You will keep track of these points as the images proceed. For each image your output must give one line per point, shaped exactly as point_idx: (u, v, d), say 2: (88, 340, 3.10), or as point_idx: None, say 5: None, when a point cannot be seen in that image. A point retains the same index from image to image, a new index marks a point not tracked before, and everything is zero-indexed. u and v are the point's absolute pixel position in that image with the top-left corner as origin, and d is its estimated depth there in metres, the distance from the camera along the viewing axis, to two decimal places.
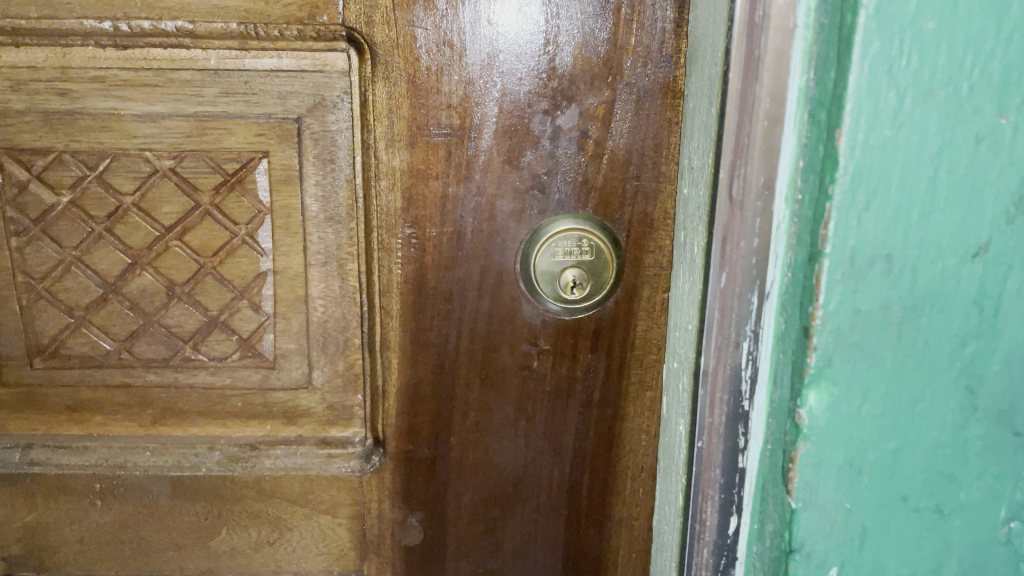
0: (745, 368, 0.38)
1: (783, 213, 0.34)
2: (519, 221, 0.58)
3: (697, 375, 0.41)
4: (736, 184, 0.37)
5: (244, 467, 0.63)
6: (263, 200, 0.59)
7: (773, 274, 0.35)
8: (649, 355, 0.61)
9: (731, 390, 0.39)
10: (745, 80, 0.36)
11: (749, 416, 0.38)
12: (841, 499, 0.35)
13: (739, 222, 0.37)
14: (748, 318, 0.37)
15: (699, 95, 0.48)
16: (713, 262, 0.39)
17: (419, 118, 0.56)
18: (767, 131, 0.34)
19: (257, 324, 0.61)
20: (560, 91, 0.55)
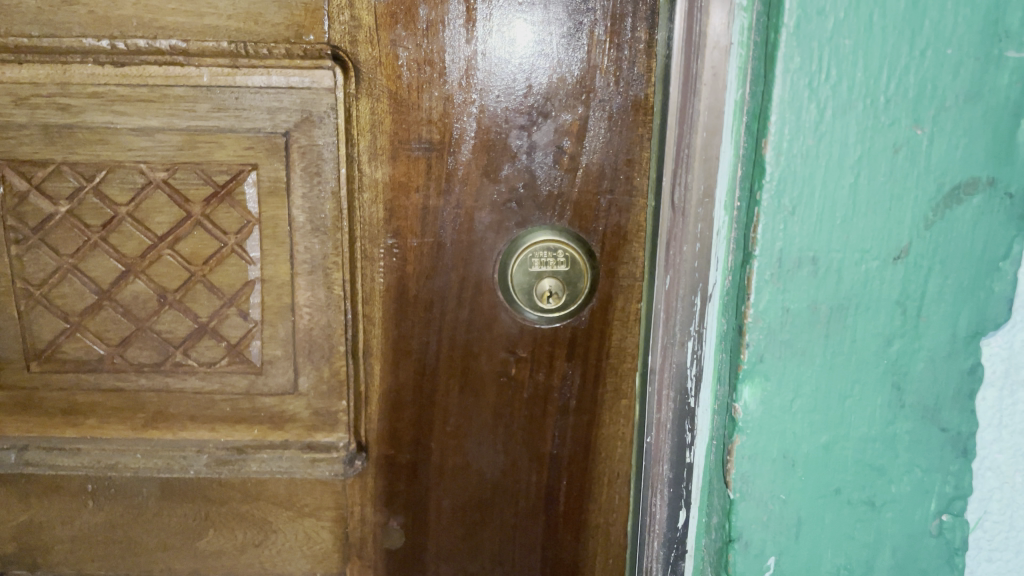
0: (691, 366, 0.42)
1: (723, 218, 0.38)
2: (498, 232, 0.60)
3: (653, 372, 0.46)
4: (685, 193, 0.41)
5: (231, 470, 0.65)
6: (252, 211, 0.61)
7: (714, 277, 0.39)
8: (624, 364, 0.62)
9: (678, 388, 0.43)
10: (692, 97, 0.40)
11: (695, 412, 0.42)
12: (776, 490, 0.38)
13: (687, 228, 0.41)
14: (692, 319, 0.41)
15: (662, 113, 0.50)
16: (666, 266, 0.43)
17: (400, 133, 0.59)
18: (709, 142, 0.38)
19: (245, 331, 0.64)
20: (536, 108, 0.58)
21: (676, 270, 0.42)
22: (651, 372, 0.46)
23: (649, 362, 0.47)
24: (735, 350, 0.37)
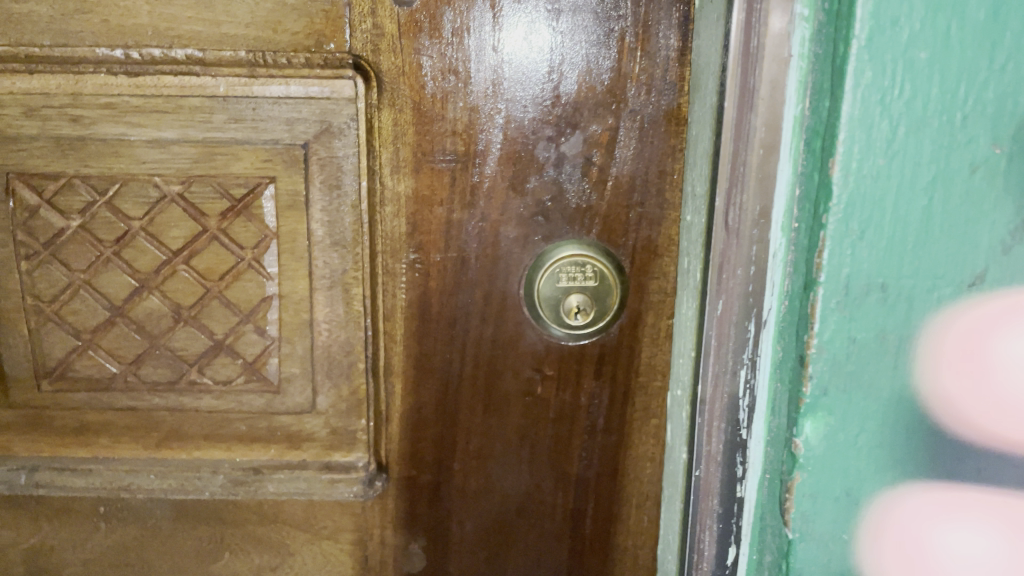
0: (743, 396, 0.40)
1: (779, 240, 0.36)
2: (524, 246, 0.58)
3: (697, 401, 0.43)
4: (733, 213, 0.38)
5: (247, 491, 0.63)
6: (269, 225, 0.59)
7: (769, 302, 0.37)
8: (654, 382, 0.60)
9: (729, 418, 0.41)
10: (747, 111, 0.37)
11: (747, 444, 0.40)
12: (837, 530, 0.37)
13: (736, 250, 0.38)
14: (745, 345, 0.39)
15: (706, 126, 0.47)
16: (712, 290, 0.41)
17: (424, 144, 0.57)
18: (763, 161, 0.36)
19: (261, 348, 0.62)
20: (564, 118, 0.56)
21: (724, 295, 0.40)
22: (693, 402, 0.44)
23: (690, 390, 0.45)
24: (795, 382, 0.36)
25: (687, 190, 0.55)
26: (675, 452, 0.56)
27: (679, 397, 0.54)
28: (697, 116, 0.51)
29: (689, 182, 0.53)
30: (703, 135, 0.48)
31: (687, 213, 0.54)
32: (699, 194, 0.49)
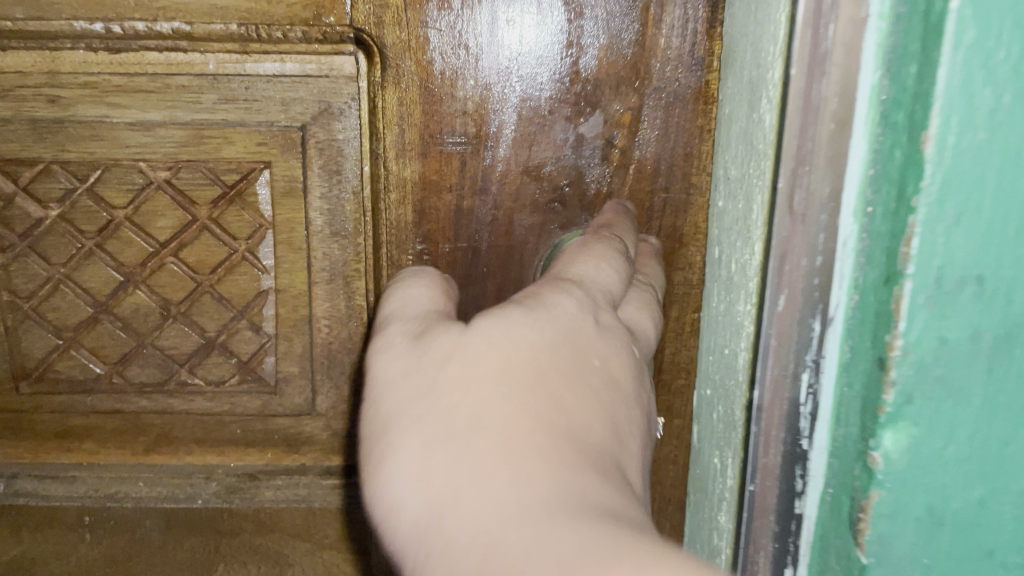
0: (805, 403, 0.34)
1: (850, 227, 0.31)
2: (539, 235, 0.54)
3: (752, 415, 0.38)
4: (800, 194, 0.34)
5: (242, 499, 0.60)
6: (264, 214, 0.55)
7: (837, 297, 0.32)
8: (677, 380, 0.57)
9: (789, 427, 0.35)
10: (817, 78, 0.32)
11: (808, 456, 0.35)
12: (919, 554, 0.31)
13: (800, 237, 0.34)
14: (808, 346, 0.34)
15: (755, 97, 0.42)
16: (772, 283, 0.36)
17: (431, 125, 0.52)
18: (837, 137, 0.31)
19: (257, 346, 0.58)
20: (583, 97, 0.51)
21: (786, 289, 0.35)
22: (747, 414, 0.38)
23: (744, 400, 0.40)
24: (873, 390, 0.30)
25: (718, 172, 0.50)
26: (707, 458, 0.51)
27: (716, 399, 0.49)
28: (735, 86, 0.46)
29: (723, 160, 0.48)
30: (747, 108, 0.43)
31: (718, 198, 0.50)
32: (741, 172, 0.44)
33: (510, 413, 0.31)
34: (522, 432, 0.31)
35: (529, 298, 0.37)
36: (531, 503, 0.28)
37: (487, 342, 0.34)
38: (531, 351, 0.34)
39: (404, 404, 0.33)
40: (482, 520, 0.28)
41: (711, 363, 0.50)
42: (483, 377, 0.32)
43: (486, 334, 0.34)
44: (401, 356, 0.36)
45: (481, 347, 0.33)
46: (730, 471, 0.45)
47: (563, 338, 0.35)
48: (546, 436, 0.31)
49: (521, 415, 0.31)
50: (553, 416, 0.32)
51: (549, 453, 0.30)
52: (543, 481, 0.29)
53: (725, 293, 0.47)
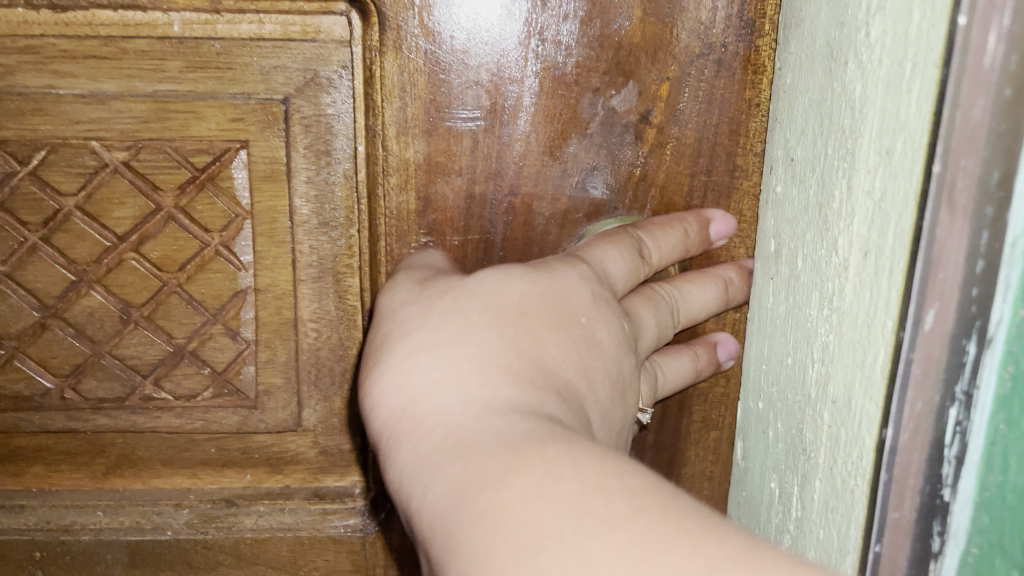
0: (951, 444, 0.28)
1: (1022, 222, 0.25)
2: (561, 226, 0.47)
3: (878, 456, 0.29)
4: (960, 180, 0.25)
5: (219, 529, 0.53)
6: (241, 202, 0.47)
7: (1000, 312, 0.26)
8: (715, 388, 0.50)
9: (927, 473, 0.29)
10: (991, 32, 0.24)
11: (951, 507, 0.29)
12: None
13: (954, 237, 0.26)
14: (959, 375, 0.27)
15: (837, 61, 0.35)
16: (913, 296, 0.27)
17: (438, 98, 0.45)
18: (1012, 107, 0.24)
19: (233, 354, 0.50)
20: (615, 65, 0.44)
21: (936, 302, 0.27)
22: (835, 434, 0.34)
23: (829, 423, 0.35)
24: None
25: (777, 153, 0.43)
26: (756, 478, 0.46)
27: (772, 413, 0.44)
28: (808, 52, 0.39)
29: (787, 138, 0.42)
30: (824, 76, 0.36)
31: (778, 183, 0.43)
32: (814, 152, 0.38)
33: (500, 336, 0.35)
34: (494, 352, 0.34)
35: (533, 268, 0.39)
36: (494, 405, 0.31)
37: (495, 285, 0.38)
38: (531, 297, 0.38)
39: (400, 327, 0.37)
40: (450, 408, 0.31)
41: (768, 374, 0.44)
42: (471, 305, 0.36)
43: (497, 276, 0.38)
44: (405, 295, 0.39)
45: (490, 286, 0.38)
46: (793, 499, 0.40)
47: (558, 292, 0.39)
48: (520, 359, 0.34)
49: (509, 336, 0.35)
50: (532, 345, 0.35)
51: (520, 369, 0.34)
52: (512, 387, 0.32)
53: (784, 293, 0.42)
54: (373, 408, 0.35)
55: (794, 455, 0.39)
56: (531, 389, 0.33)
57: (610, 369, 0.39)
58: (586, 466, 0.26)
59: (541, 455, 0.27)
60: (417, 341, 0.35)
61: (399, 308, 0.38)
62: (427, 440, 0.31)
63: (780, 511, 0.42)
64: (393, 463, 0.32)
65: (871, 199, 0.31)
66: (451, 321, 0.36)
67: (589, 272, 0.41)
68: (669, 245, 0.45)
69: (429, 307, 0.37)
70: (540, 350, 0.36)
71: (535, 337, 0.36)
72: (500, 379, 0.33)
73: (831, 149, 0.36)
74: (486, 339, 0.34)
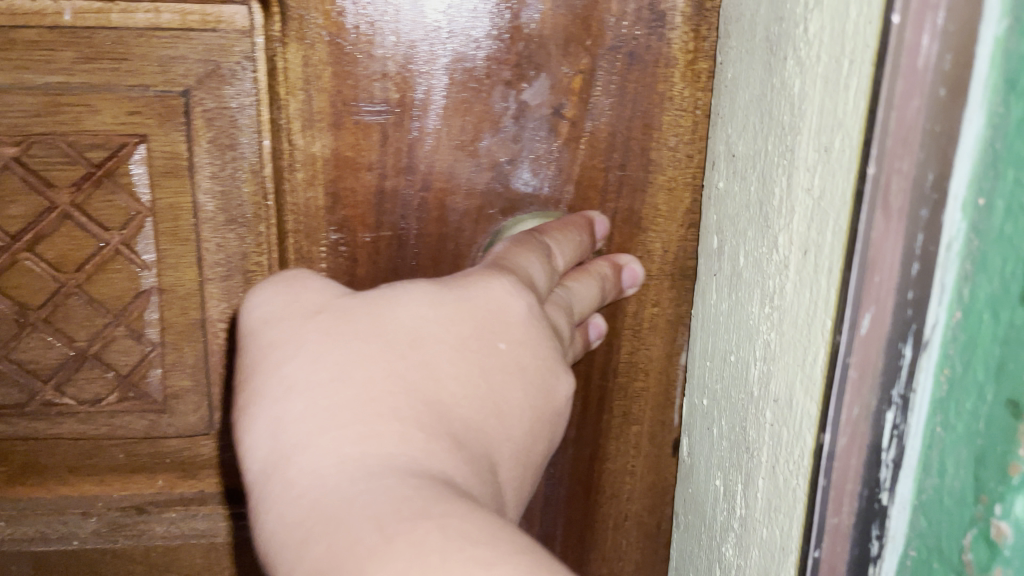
0: (888, 450, 0.27)
1: (957, 225, 0.24)
2: (477, 221, 0.46)
3: (817, 460, 0.28)
4: (896, 183, 0.24)
5: (129, 537, 0.51)
6: (141, 199, 0.45)
7: (934, 315, 0.25)
8: (634, 383, 0.50)
9: (867, 479, 0.27)
10: (925, 34, 0.22)
11: (889, 512, 0.28)
12: None
13: (890, 238, 0.24)
14: (895, 379, 0.26)
15: (777, 56, 0.34)
16: (852, 297, 0.26)
17: (344, 91, 0.43)
18: (948, 109, 0.23)
19: (139, 357, 0.48)
20: (526, 58, 0.43)
21: (873, 304, 0.25)
22: (778, 433, 0.33)
23: (772, 421, 0.34)
24: (999, 438, 0.24)
25: (718, 148, 0.44)
26: (703, 475, 0.46)
27: (716, 409, 0.44)
28: (747, 47, 0.39)
29: (728, 135, 0.42)
30: (765, 72, 0.36)
31: (721, 178, 0.43)
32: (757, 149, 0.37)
33: (394, 377, 0.36)
34: (379, 394, 0.35)
35: (444, 288, 0.40)
36: (372, 462, 0.32)
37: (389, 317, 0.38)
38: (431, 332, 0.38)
39: (269, 351, 0.36)
40: (323, 470, 0.31)
41: (714, 371, 0.44)
42: (352, 340, 0.36)
43: (389, 305, 0.38)
44: (276, 299, 0.38)
45: (382, 316, 0.38)
46: (738, 497, 0.39)
47: (458, 320, 0.40)
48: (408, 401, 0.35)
49: (400, 375, 0.36)
50: (424, 384, 0.37)
51: (413, 415, 0.35)
52: (399, 436, 0.33)
53: (728, 292, 0.42)
54: (245, 458, 0.34)
55: (739, 452, 0.39)
56: (419, 433, 0.34)
57: (525, 395, 0.41)
58: (451, 553, 0.26)
59: (407, 538, 0.27)
60: (297, 374, 0.35)
61: (267, 325, 0.37)
62: (297, 506, 0.31)
63: (723, 508, 0.42)
64: (261, 524, 0.32)
65: (809, 198, 0.30)
66: (338, 355, 0.35)
67: (516, 282, 0.42)
68: (570, 249, 0.45)
69: (300, 331, 0.36)
70: (435, 389, 0.37)
71: (428, 372, 0.37)
72: (388, 426, 0.33)
73: (773, 147, 0.35)
74: (377, 380, 0.35)
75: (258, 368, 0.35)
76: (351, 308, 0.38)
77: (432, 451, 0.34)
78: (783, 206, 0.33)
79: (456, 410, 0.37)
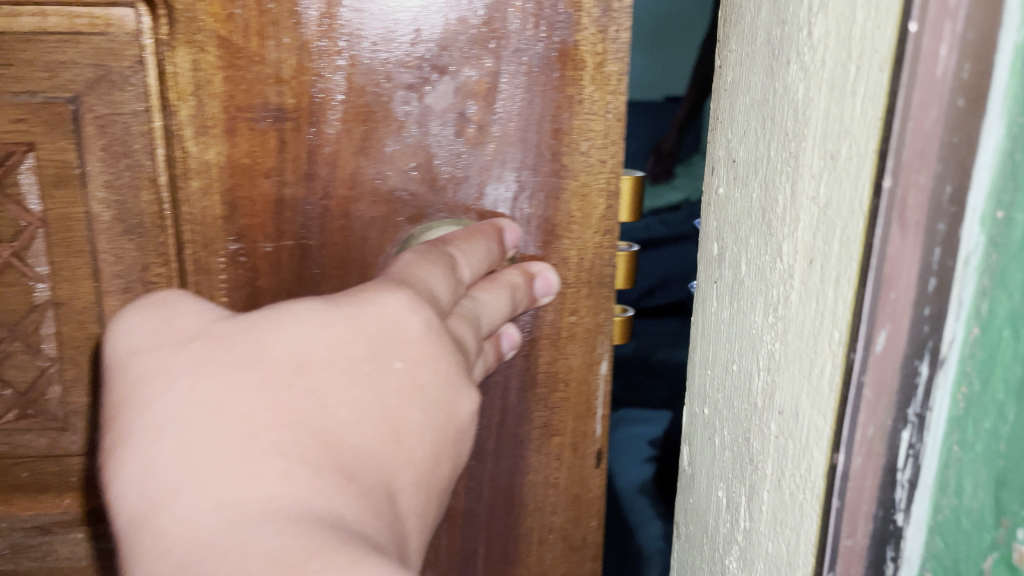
0: (903, 472, 0.25)
1: (975, 238, 0.23)
2: (384, 229, 0.44)
3: (829, 479, 0.26)
4: (913, 197, 0.22)
5: (33, 558, 0.50)
6: (32, 210, 0.44)
7: (952, 330, 0.24)
8: (554, 393, 0.49)
9: (881, 505, 0.26)
10: (944, 41, 0.21)
11: (903, 535, 0.26)
12: None
13: (907, 253, 0.23)
14: (912, 399, 0.24)
15: (778, 59, 0.33)
16: (863, 313, 0.24)
17: (238, 96, 0.41)
18: (966, 117, 0.21)
19: (37, 373, 0.46)
20: (427, 60, 0.42)
21: (889, 320, 0.24)
22: (784, 447, 0.31)
23: (776, 433, 0.32)
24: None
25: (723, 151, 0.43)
26: (707, 484, 0.45)
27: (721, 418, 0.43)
28: (752, 51, 0.38)
29: (732, 140, 0.41)
30: (766, 76, 0.35)
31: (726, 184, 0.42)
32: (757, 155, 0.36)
33: (275, 408, 0.33)
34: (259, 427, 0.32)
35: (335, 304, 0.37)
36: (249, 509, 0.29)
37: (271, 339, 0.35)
38: (320, 353, 0.35)
39: (139, 386, 0.33)
40: (194, 521, 0.29)
41: (719, 379, 0.43)
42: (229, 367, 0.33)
43: (272, 327, 0.35)
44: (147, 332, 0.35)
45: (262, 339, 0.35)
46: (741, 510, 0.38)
47: (351, 338, 0.36)
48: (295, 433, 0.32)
49: (283, 405, 0.33)
50: (310, 411, 0.33)
51: (297, 448, 0.32)
52: (279, 477, 0.30)
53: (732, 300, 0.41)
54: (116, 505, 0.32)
55: (742, 465, 0.38)
56: (301, 469, 0.31)
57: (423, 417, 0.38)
58: None
59: None
60: (167, 413, 0.32)
61: (137, 357, 0.34)
62: (164, 562, 0.28)
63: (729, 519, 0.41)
64: None
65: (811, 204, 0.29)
66: (213, 387, 0.32)
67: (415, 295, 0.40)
68: (478, 259, 0.44)
69: (171, 362, 0.34)
70: (323, 415, 0.34)
71: (315, 397, 0.34)
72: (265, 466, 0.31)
73: (773, 153, 0.33)
74: (255, 411, 0.32)
75: (127, 407, 0.33)
76: (230, 334, 0.35)
77: (318, 488, 0.31)
78: (782, 211, 0.32)
79: (349, 438, 0.34)
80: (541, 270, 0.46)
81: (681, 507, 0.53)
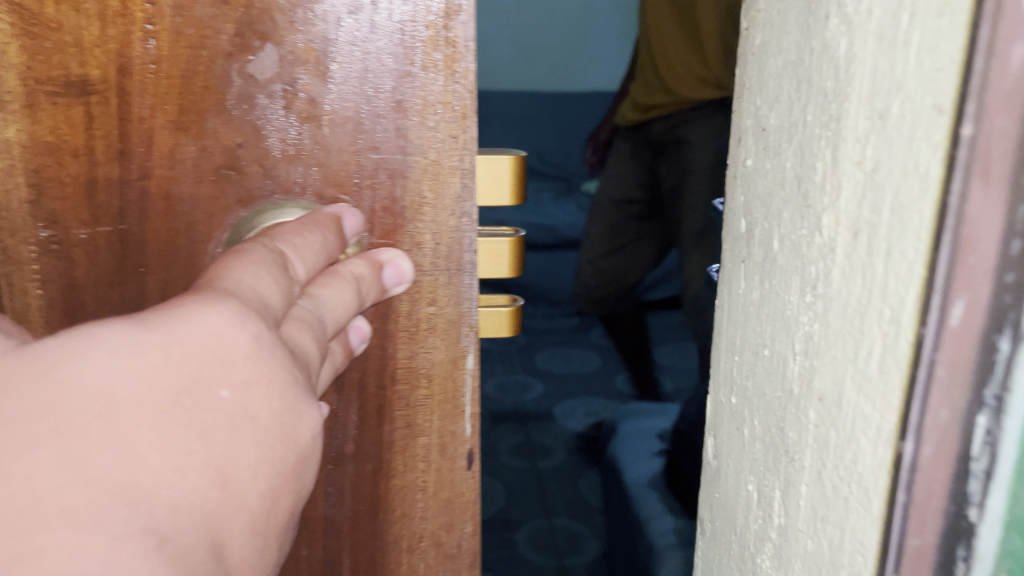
0: (980, 464, 0.23)
1: None
2: (211, 212, 0.40)
3: (895, 474, 0.25)
4: (997, 145, 0.21)
5: None
6: None
7: None
8: (416, 391, 0.45)
9: (954, 498, 0.24)
10: None
11: (977, 533, 0.24)
12: None
13: (989, 210, 0.21)
14: (991, 381, 0.22)
15: (813, 13, 0.31)
16: (939, 279, 0.23)
17: (37, 66, 0.37)
18: None
19: None
20: (247, 25, 0.38)
21: (966, 290, 0.22)
22: (825, 433, 0.31)
23: (814, 423, 0.32)
24: None
25: (746, 120, 0.39)
26: (732, 476, 0.45)
27: (747, 407, 0.41)
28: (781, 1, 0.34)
29: (757, 104, 0.38)
30: (800, 32, 0.32)
31: (749, 155, 0.39)
32: (787, 125, 0.34)
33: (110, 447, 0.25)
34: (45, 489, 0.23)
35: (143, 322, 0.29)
36: None
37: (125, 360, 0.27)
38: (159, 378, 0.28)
39: None
40: None
41: (736, 366, 0.42)
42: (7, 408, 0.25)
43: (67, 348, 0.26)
44: None
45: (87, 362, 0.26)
46: (774, 506, 0.38)
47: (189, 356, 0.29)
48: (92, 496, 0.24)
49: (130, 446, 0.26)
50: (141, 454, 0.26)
51: (93, 509, 0.24)
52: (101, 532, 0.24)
53: (757, 278, 0.39)
54: None
55: (775, 456, 0.37)
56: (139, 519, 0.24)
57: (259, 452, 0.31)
58: None
59: None
60: None
61: None
62: None
63: (761, 516, 0.40)
64: None
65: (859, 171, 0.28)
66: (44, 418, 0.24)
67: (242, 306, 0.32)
68: (314, 253, 0.39)
69: None
70: (153, 461, 0.26)
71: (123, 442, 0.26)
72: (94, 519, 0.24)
73: (811, 117, 0.31)
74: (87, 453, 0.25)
75: None
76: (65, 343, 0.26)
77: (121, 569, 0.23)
78: (821, 177, 0.31)
79: (159, 491, 0.26)
80: (392, 256, 0.42)
81: (704, 500, 0.51)
